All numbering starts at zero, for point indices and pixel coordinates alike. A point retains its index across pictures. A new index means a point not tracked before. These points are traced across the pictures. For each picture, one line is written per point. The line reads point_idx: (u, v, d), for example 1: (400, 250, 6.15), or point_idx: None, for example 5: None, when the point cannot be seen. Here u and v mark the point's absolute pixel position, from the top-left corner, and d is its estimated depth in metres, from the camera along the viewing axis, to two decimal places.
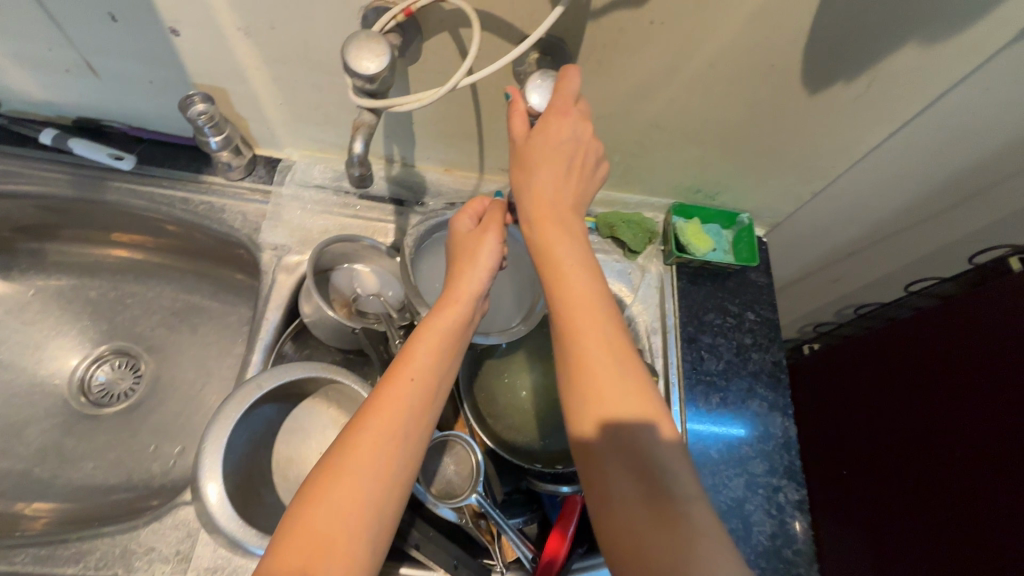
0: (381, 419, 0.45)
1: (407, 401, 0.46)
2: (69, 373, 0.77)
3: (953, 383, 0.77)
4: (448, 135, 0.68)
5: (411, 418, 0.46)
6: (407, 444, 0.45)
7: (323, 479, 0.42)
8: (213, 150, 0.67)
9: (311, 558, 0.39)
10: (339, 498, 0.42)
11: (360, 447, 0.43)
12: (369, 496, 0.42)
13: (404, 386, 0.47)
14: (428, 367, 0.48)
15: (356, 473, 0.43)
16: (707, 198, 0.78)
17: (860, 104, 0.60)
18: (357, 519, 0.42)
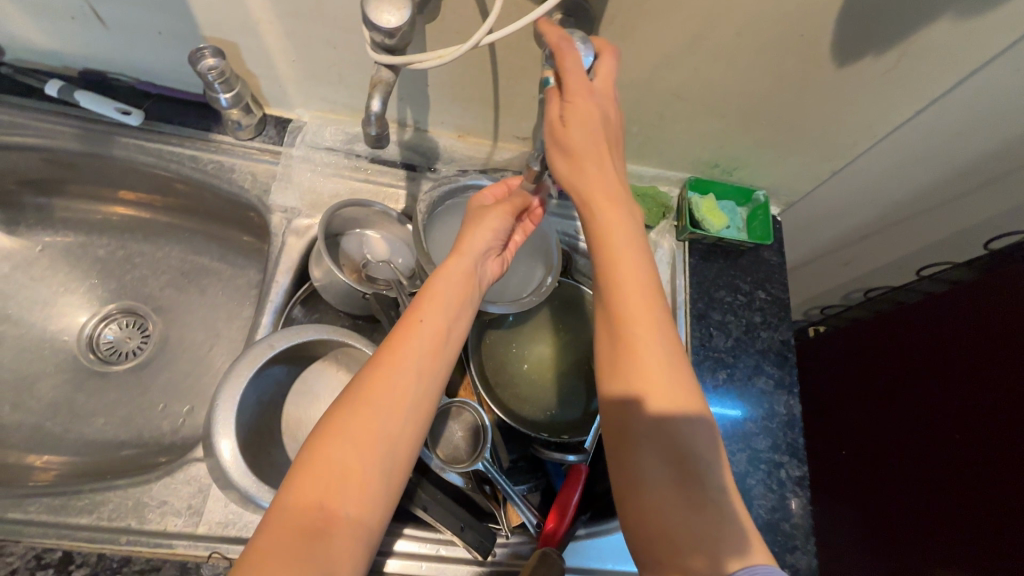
0: (392, 360, 0.45)
1: (418, 343, 0.46)
2: (78, 330, 0.78)
3: (958, 368, 0.78)
4: (463, 99, 0.66)
5: (422, 360, 0.46)
6: (422, 384, 0.45)
7: (336, 415, 0.43)
8: (223, 107, 0.66)
9: (329, 489, 0.40)
10: (356, 432, 0.42)
11: (372, 386, 0.44)
12: (384, 431, 0.43)
13: (415, 331, 0.47)
14: (438, 313, 0.49)
15: (370, 410, 0.43)
16: (724, 174, 0.77)
17: (889, 80, 0.59)
18: (374, 452, 0.42)
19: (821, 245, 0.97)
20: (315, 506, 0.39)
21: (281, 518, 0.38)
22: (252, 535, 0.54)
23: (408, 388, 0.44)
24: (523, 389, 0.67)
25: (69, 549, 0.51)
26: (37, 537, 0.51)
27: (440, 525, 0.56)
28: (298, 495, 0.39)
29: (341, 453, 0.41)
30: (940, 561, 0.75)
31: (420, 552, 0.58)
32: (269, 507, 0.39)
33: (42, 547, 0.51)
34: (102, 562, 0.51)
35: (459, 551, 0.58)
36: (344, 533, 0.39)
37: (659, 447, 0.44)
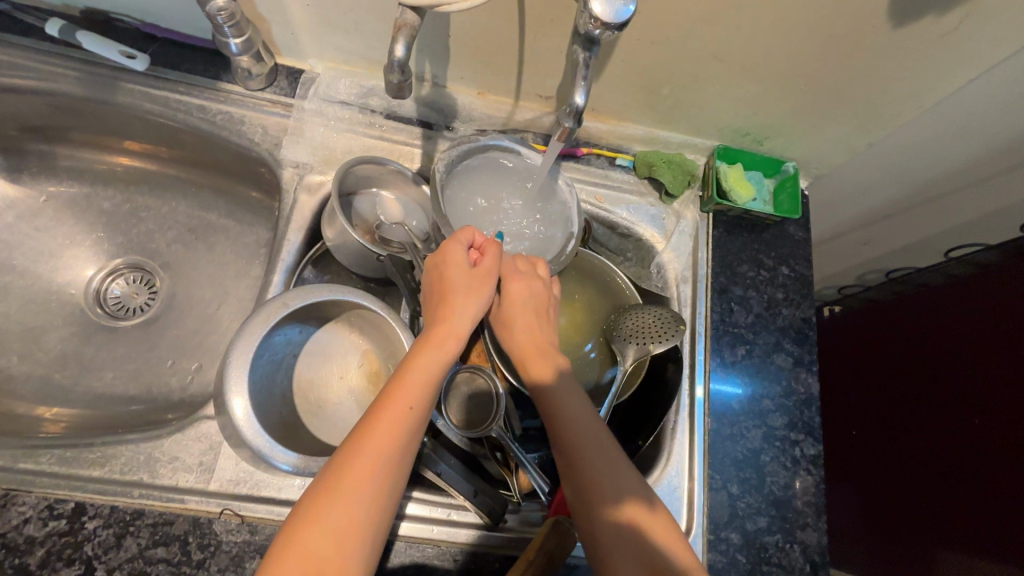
0: (375, 444, 0.45)
1: (401, 429, 0.46)
2: (84, 284, 0.76)
3: (980, 352, 0.76)
4: (486, 53, 0.62)
5: (404, 447, 0.46)
6: (402, 469, 0.46)
7: (320, 501, 0.42)
8: (232, 54, 0.62)
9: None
10: (338, 518, 0.42)
11: (356, 473, 0.44)
12: (365, 520, 0.43)
13: (397, 413, 0.47)
14: (421, 393, 0.49)
15: (352, 495, 0.43)
16: (754, 143, 0.73)
17: (943, 44, 0.55)
18: (354, 541, 0.42)
19: (845, 223, 0.94)
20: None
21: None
22: (264, 493, 0.54)
23: (389, 474, 0.45)
24: None
25: (81, 500, 0.51)
26: (48, 488, 0.51)
27: (453, 490, 0.56)
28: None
29: (324, 542, 0.41)
30: (954, 544, 0.75)
31: (430, 516, 0.57)
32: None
33: (54, 497, 0.51)
34: (114, 514, 0.51)
35: (470, 516, 0.58)
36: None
37: (624, 533, 0.51)
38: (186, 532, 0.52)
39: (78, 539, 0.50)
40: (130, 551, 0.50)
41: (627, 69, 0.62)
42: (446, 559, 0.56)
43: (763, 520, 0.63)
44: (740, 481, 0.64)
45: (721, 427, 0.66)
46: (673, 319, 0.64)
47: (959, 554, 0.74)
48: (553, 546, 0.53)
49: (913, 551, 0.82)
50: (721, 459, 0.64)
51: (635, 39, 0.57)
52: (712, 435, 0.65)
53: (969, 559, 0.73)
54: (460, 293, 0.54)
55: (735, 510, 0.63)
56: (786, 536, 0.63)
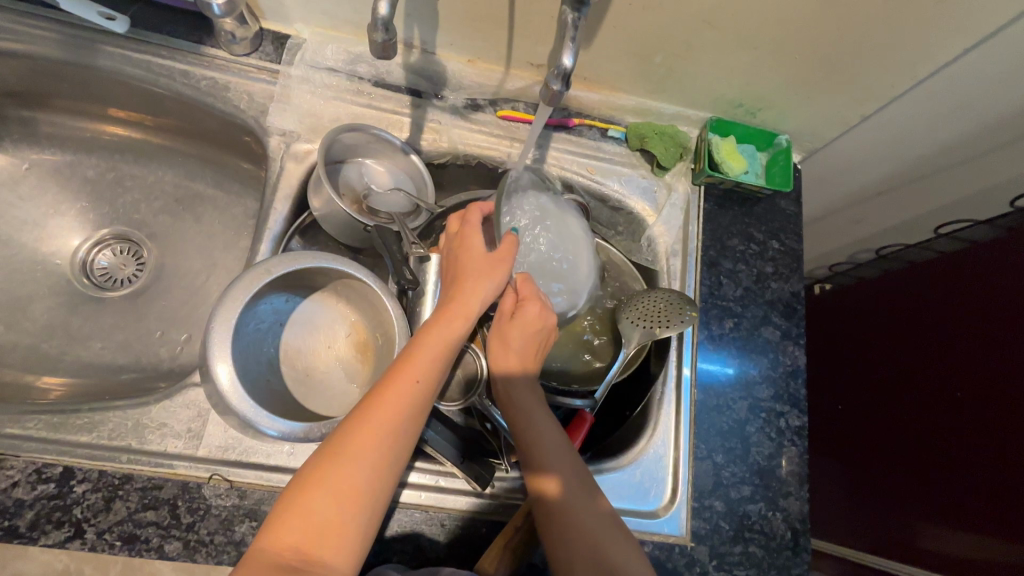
0: (380, 414, 0.45)
1: (408, 401, 0.47)
2: (70, 254, 0.75)
3: (965, 327, 0.77)
4: (476, 18, 0.61)
5: (411, 419, 0.47)
6: (405, 439, 0.46)
7: (325, 465, 0.43)
8: (215, 16, 0.60)
9: (310, 538, 0.41)
10: (340, 483, 0.42)
11: (362, 441, 0.44)
12: (369, 487, 0.43)
13: (405, 384, 0.47)
14: (430, 366, 0.49)
15: (355, 462, 0.43)
16: (747, 115, 0.73)
17: (940, 12, 0.54)
18: (356, 507, 0.43)
19: (838, 200, 0.93)
20: (294, 552, 0.40)
21: (260, 561, 0.39)
22: (253, 459, 0.54)
23: (394, 444, 0.45)
24: None
25: (69, 465, 0.51)
26: (35, 452, 0.51)
27: (440, 456, 0.56)
28: (278, 540, 0.40)
29: (327, 505, 0.42)
30: (935, 515, 0.77)
31: (419, 482, 0.58)
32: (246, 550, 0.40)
33: (42, 462, 0.51)
34: (103, 478, 0.51)
35: (458, 482, 0.59)
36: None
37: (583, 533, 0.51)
38: (175, 496, 0.52)
39: (67, 502, 0.50)
40: (119, 514, 0.51)
41: (619, 36, 0.61)
42: (433, 525, 0.57)
43: (747, 488, 0.64)
44: (725, 450, 0.65)
45: (707, 398, 0.66)
46: (681, 302, 0.65)
47: (940, 523, 0.76)
48: None
49: (895, 522, 0.84)
50: (706, 430, 0.65)
51: (627, 4, 0.56)
52: (698, 407, 0.66)
53: (949, 529, 0.74)
54: (472, 273, 0.54)
55: (720, 479, 0.64)
56: (769, 504, 0.64)
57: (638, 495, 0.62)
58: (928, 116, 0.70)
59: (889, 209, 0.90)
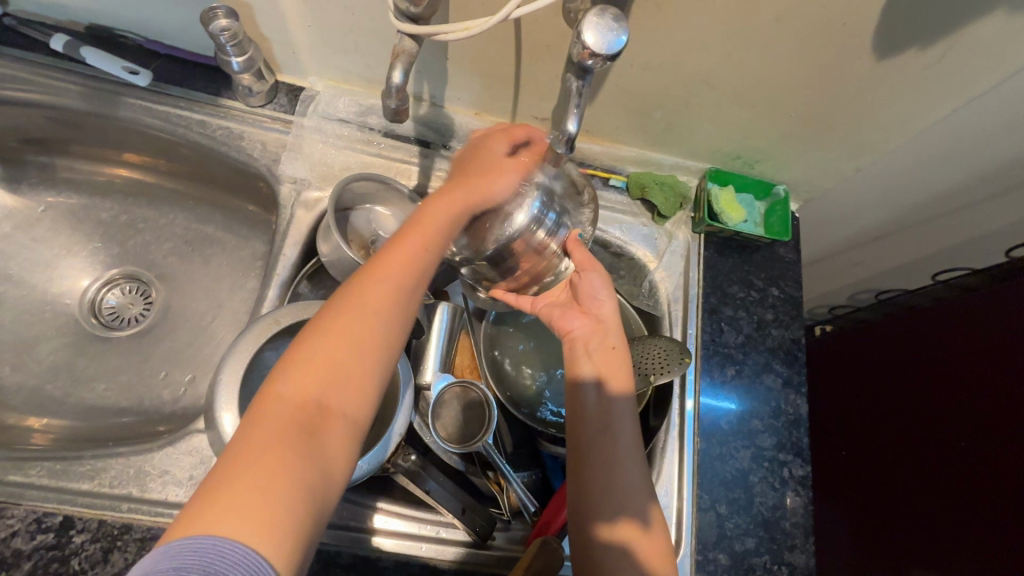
0: (387, 280, 0.46)
1: (413, 264, 0.47)
2: (80, 294, 0.76)
3: (969, 374, 0.74)
4: (483, 75, 0.64)
5: (418, 274, 0.47)
6: (350, 363, 0.43)
7: (334, 325, 0.43)
8: (234, 71, 0.63)
9: (324, 386, 0.41)
10: (268, 424, 0.39)
11: (370, 301, 0.44)
12: (378, 346, 0.44)
13: (414, 248, 0.48)
14: (436, 239, 0.49)
15: (366, 321, 0.44)
16: (745, 166, 0.75)
17: (929, 76, 0.56)
18: (366, 360, 0.43)
19: (836, 245, 0.95)
20: (311, 403, 0.41)
21: (278, 410, 0.40)
22: None
23: (402, 306, 0.46)
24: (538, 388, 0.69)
25: (70, 514, 0.51)
26: (37, 501, 0.51)
27: (443, 507, 0.56)
28: (294, 390, 0.41)
29: (342, 358, 0.42)
30: (933, 568, 0.74)
31: (420, 533, 0.57)
32: (252, 400, 0.41)
33: (43, 511, 0.51)
34: (102, 528, 0.51)
35: (459, 533, 0.58)
36: (340, 424, 0.41)
37: (611, 488, 0.53)
38: None
39: (65, 553, 0.50)
40: (117, 566, 0.50)
41: (621, 93, 0.63)
42: None
43: (751, 541, 0.63)
44: (729, 501, 0.64)
45: (710, 447, 0.66)
46: (678, 347, 0.66)
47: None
48: (542, 565, 0.52)
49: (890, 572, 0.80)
50: (710, 480, 0.65)
51: (629, 64, 0.58)
52: (701, 455, 0.66)
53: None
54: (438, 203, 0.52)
55: (723, 531, 0.63)
56: (774, 557, 0.63)
57: None
58: (921, 169, 0.72)
59: (887, 254, 0.91)
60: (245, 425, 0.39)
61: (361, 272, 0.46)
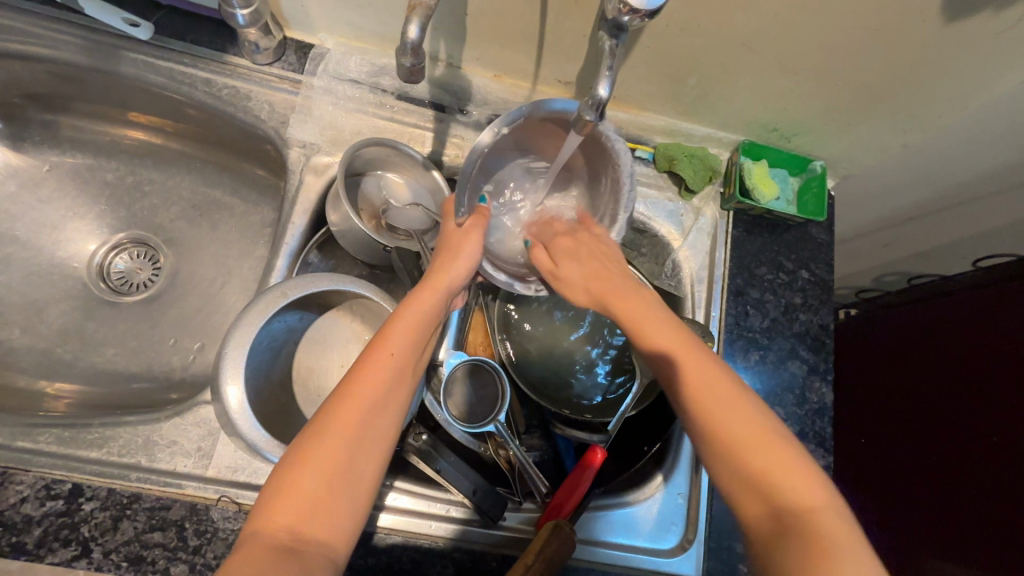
0: (361, 385, 0.42)
1: (388, 374, 0.43)
2: (87, 258, 0.75)
3: (1009, 368, 0.69)
4: (505, 33, 0.59)
5: (393, 381, 0.44)
6: (359, 448, 0.40)
7: (306, 446, 0.39)
8: (239, 26, 0.59)
9: (302, 513, 0.37)
10: (278, 514, 0.37)
11: (341, 420, 0.40)
12: (353, 466, 0.40)
13: (417, 312, 0.47)
14: (408, 344, 0.45)
15: (337, 440, 0.40)
16: (781, 140, 0.70)
17: (1000, 42, 0.51)
18: (342, 481, 0.39)
19: (870, 226, 0.90)
20: (288, 532, 0.37)
21: (254, 543, 0.36)
22: (261, 482, 0.53)
23: (381, 413, 0.42)
24: (551, 368, 0.67)
25: (78, 481, 0.50)
26: (46, 468, 0.51)
27: (453, 487, 0.55)
28: (270, 518, 0.37)
29: (315, 477, 0.38)
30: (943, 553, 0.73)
31: (428, 511, 0.56)
32: (268, 477, 0.39)
33: (52, 478, 0.50)
34: (111, 497, 0.51)
35: (469, 513, 0.57)
36: (318, 560, 0.37)
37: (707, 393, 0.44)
38: (183, 517, 0.51)
39: (75, 520, 0.50)
40: (126, 534, 0.50)
41: (654, 56, 0.58)
42: (444, 556, 0.55)
43: None
44: None
45: None
46: (700, 331, 0.63)
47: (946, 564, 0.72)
48: (553, 549, 0.51)
49: (898, 554, 0.79)
50: None
51: (666, 24, 0.54)
52: None
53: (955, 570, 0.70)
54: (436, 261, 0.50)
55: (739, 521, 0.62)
56: None
57: (651, 530, 0.60)
58: (976, 146, 0.67)
59: (925, 237, 0.86)
60: (260, 507, 0.38)
61: (366, 346, 0.45)
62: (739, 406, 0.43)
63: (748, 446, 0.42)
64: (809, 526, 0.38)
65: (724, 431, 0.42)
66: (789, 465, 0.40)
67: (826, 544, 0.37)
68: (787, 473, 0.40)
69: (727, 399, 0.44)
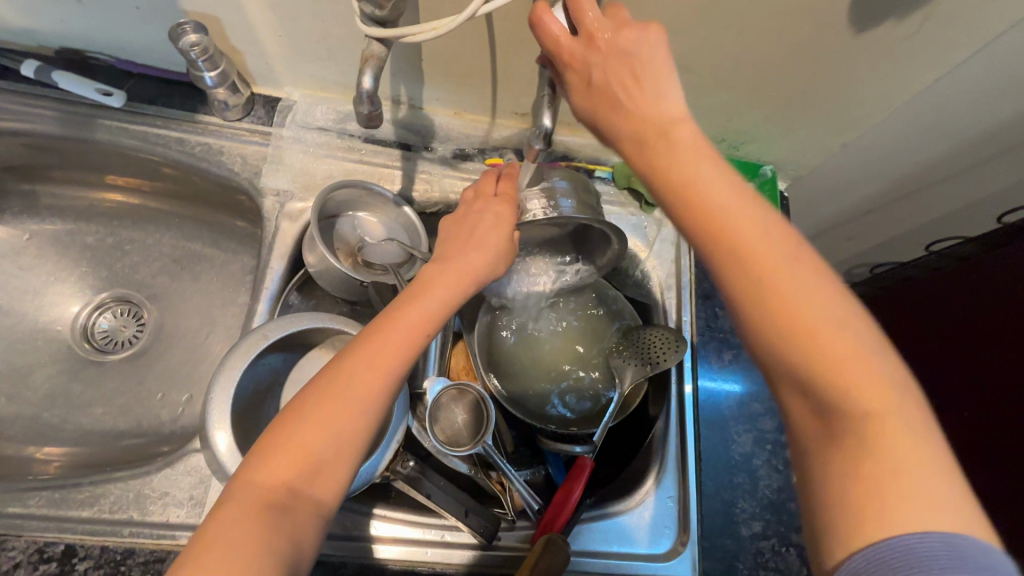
0: (376, 354, 0.43)
1: (403, 348, 0.44)
2: (71, 321, 0.76)
3: (977, 347, 0.74)
4: (460, 74, 0.63)
5: (407, 358, 0.44)
6: (367, 418, 0.42)
7: (314, 404, 0.41)
8: (208, 86, 0.63)
9: (297, 472, 0.39)
10: (278, 468, 0.39)
11: (353, 388, 0.41)
12: (359, 434, 0.41)
13: (441, 293, 0.47)
14: (425, 321, 0.46)
15: (345, 406, 0.41)
16: (730, 149, 0.75)
17: (907, 47, 0.56)
18: (345, 448, 0.41)
19: (828, 221, 0.94)
20: (283, 487, 0.38)
21: (250, 491, 0.38)
22: None
23: (393, 387, 0.43)
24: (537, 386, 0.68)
25: (71, 542, 0.51)
26: (38, 531, 0.51)
27: (444, 512, 0.55)
28: (267, 471, 0.39)
29: (321, 440, 0.40)
30: None
31: (424, 538, 0.57)
32: (271, 426, 0.41)
33: (44, 540, 0.51)
34: (105, 554, 0.51)
35: (464, 535, 0.58)
36: (309, 519, 0.39)
37: (790, 297, 0.34)
38: None
39: None
40: None
41: None
42: None
43: (759, 525, 0.63)
44: (733, 487, 0.64)
45: (712, 432, 0.67)
46: (676, 336, 0.64)
47: None
48: (548, 564, 0.52)
49: None
50: (711, 466, 0.65)
51: None
52: (703, 440, 0.66)
53: None
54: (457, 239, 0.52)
55: (732, 517, 0.63)
56: (782, 539, 0.62)
57: (645, 537, 0.61)
58: (909, 139, 0.71)
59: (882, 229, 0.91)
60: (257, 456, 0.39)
61: (386, 311, 0.46)
62: (816, 306, 0.34)
63: (835, 348, 0.33)
64: (872, 440, 0.31)
65: (795, 335, 0.33)
66: (869, 378, 0.32)
67: (892, 462, 0.30)
68: (862, 385, 0.32)
69: (819, 307, 0.34)
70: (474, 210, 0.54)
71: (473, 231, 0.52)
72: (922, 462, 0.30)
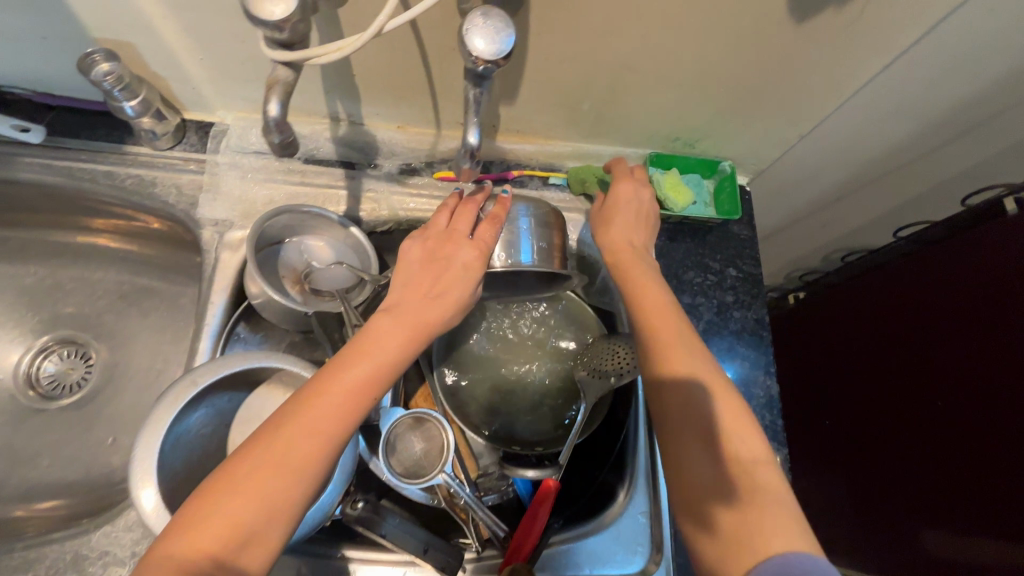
0: (317, 415, 0.40)
1: (344, 407, 0.42)
2: (12, 368, 0.73)
3: (943, 337, 0.77)
4: (396, 87, 0.61)
5: (350, 421, 0.42)
6: (303, 483, 0.39)
7: (245, 467, 0.38)
8: (130, 116, 0.60)
9: (224, 546, 0.36)
10: (199, 541, 0.36)
11: (288, 454, 0.39)
12: (293, 501, 0.39)
13: (393, 344, 0.45)
14: (374, 377, 0.43)
15: (280, 473, 0.39)
16: (686, 147, 0.72)
17: (852, 35, 0.54)
18: (278, 517, 0.38)
19: (795, 210, 0.92)
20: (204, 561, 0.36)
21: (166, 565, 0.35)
22: None
23: (333, 450, 0.41)
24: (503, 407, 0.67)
25: None
26: None
27: (401, 549, 0.52)
28: (188, 542, 0.36)
29: (251, 510, 0.37)
30: (923, 517, 0.80)
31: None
32: (198, 490, 0.38)
33: None
34: None
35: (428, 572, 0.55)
36: None
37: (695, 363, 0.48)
38: None
39: None
40: None
41: (542, 89, 0.60)
42: None
43: None
44: None
45: None
46: None
47: (932, 528, 0.78)
48: None
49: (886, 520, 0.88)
50: None
51: (543, 59, 0.55)
52: None
53: (938, 532, 0.77)
54: (420, 280, 0.48)
55: None
56: None
57: (620, 556, 0.58)
58: (865, 127, 0.70)
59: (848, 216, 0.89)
60: (180, 522, 0.37)
61: (331, 365, 0.43)
62: (699, 360, 0.48)
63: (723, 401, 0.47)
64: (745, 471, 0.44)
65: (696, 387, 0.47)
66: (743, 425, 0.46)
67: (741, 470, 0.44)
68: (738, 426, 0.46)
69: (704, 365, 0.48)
70: (442, 245, 0.50)
71: (439, 269, 0.49)
72: (738, 478, 0.43)
